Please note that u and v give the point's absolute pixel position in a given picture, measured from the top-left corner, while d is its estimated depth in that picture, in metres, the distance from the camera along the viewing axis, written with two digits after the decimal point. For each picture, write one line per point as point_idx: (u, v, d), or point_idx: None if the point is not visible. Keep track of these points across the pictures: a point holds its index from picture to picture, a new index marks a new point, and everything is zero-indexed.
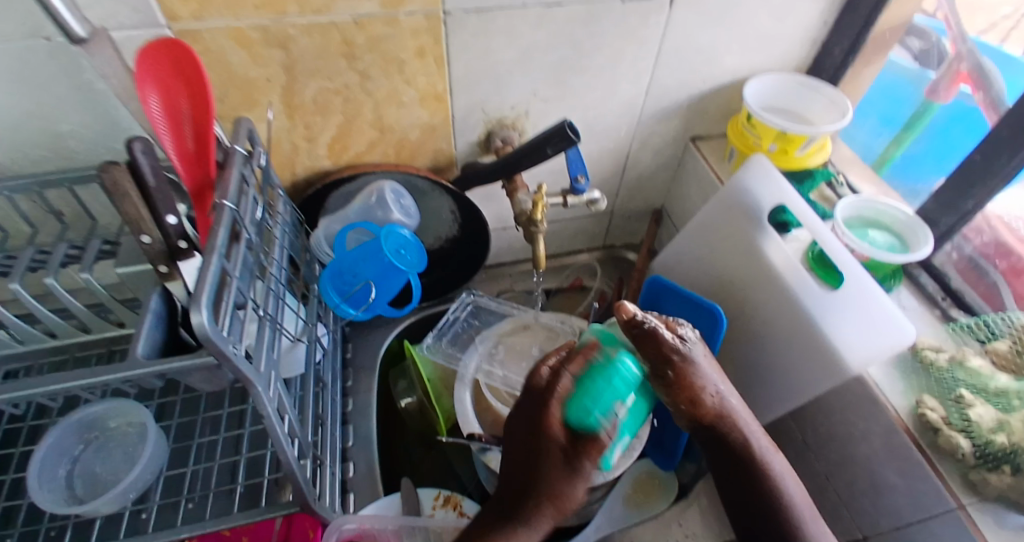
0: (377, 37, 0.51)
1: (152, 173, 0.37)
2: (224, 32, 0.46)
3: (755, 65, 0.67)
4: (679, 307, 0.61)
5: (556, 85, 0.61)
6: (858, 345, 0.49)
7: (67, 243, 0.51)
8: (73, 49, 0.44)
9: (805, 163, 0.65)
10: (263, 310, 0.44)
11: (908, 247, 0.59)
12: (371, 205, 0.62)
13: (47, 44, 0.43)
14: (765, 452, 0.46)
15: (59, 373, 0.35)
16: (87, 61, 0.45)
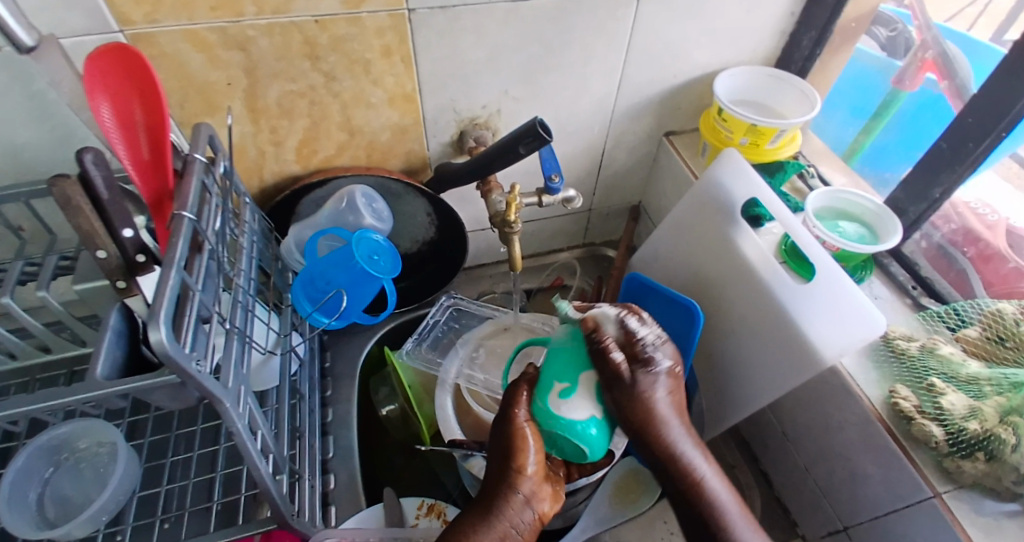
0: (340, 37, 0.49)
1: (106, 185, 0.35)
2: (180, 35, 0.45)
3: (725, 60, 0.67)
4: (659, 306, 0.61)
5: (527, 84, 0.61)
6: (831, 337, 0.50)
7: (22, 261, 0.49)
8: (23, 58, 0.42)
9: (776, 155, 0.66)
10: (230, 323, 0.43)
11: (878, 238, 0.59)
12: (342, 210, 0.59)
13: None
14: (703, 478, 0.44)
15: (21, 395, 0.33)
16: (36, 70, 0.44)
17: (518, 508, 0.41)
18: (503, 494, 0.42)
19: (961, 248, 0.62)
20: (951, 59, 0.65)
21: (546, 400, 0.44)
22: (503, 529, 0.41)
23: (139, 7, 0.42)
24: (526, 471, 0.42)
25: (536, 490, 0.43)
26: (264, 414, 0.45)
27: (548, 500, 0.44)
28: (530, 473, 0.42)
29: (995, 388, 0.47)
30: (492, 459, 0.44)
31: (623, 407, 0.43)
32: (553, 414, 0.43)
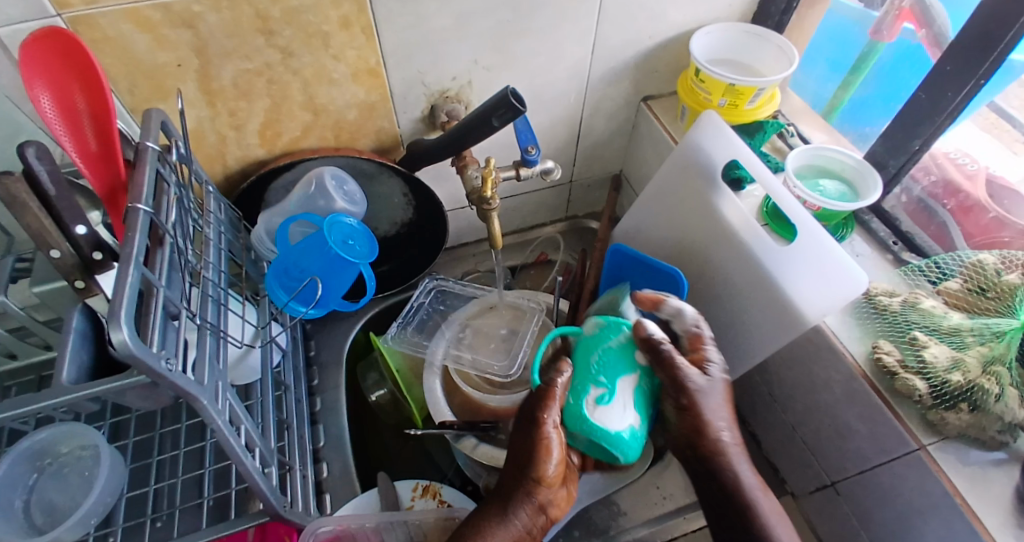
0: (293, 9, 0.47)
1: (52, 180, 0.33)
2: (121, 15, 0.42)
3: (700, 17, 0.65)
4: (642, 275, 0.61)
5: (497, 52, 0.59)
6: (815, 298, 0.50)
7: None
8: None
9: (755, 116, 0.64)
10: (201, 317, 0.41)
11: (859, 195, 0.59)
12: (311, 195, 0.57)
13: None
14: (753, 495, 0.46)
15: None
16: None
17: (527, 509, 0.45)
18: (519, 494, 0.45)
19: (940, 201, 0.63)
20: (927, 8, 0.62)
21: (583, 399, 0.45)
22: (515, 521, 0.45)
23: None
24: (544, 481, 0.45)
25: (549, 492, 0.46)
26: (246, 408, 0.44)
27: (562, 501, 0.48)
28: (547, 484, 0.45)
29: (976, 338, 0.48)
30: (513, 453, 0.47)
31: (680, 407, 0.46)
32: (583, 419, 0.44)
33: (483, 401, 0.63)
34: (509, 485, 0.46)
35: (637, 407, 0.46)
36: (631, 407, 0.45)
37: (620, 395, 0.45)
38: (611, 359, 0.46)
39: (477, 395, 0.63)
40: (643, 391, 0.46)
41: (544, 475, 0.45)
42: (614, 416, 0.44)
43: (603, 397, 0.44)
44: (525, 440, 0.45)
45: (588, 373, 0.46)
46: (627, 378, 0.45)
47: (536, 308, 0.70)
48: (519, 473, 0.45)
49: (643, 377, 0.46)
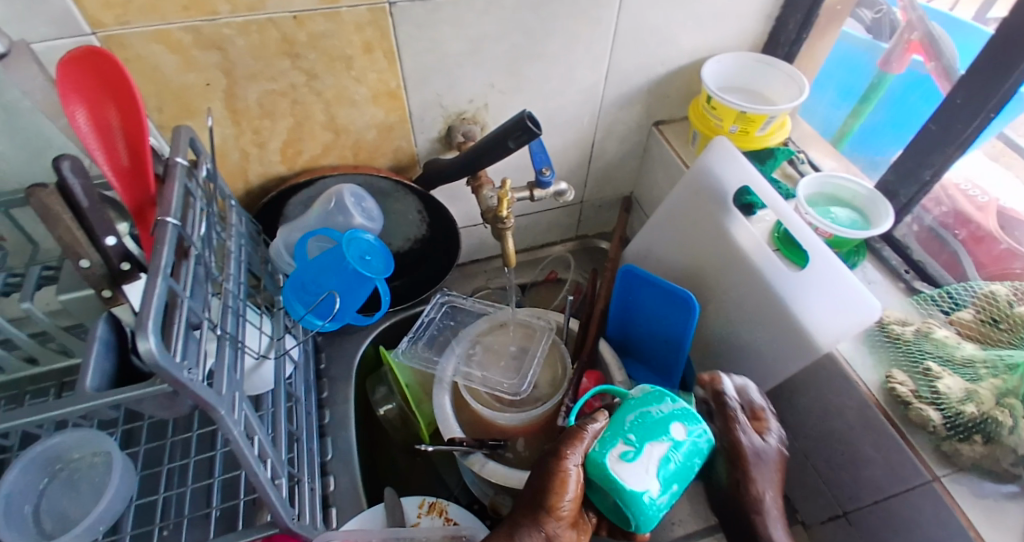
0: (318, 34, 0.48)
1: (85, 193, 0.34)
2: (153, 36, 0.44)
3: (712, 45, 0.67)
4: (651, 296, 0.62)
5: (512, 76, 0.60)
6: (829, 324, 0.50)
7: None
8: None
9: (766, 143, 0.65)
10: (221, 328, 0.42)
11: (871, 223, 0.59)
12: (330, 211, 0.58)
13: None
14: None
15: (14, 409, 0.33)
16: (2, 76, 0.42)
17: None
18: (526, 527, 0.42)
19: (951, 230, 0.63)
20: (936, 40, 0.63)
21: (607, 449, 0.42)
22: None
23: (108, 9, 0.41)
24: (558, 511, 0.41)
25: (560, 530, 0.42)
26: (260, 419, 0.45)
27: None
28: (560, 515, 0.41)
29: (990, 371, 0.47)
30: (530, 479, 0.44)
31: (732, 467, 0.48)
32: (601, 468, 0.41)
33: (493, 419, 0.63)
34: (518, 520, 0.42)
35: (665, 478, 0.41)
36: (656, 470, 0.40)
37: (647, 459, 0.41)
38: (648, 421, 0.43)
39: (486, 414, 0.64)
40: (676, 463, 0.42)
41: (557, 510, 0.41)
42: (634, 474, 0.40)
43: (626, 454, 0.41)
44: (542, 472, 0.43)
45: (621, 428, 0.43)
46: (661, 445, 0.41)
47: (547, 327, 0.70)
48: (530, 507, 0.42)
49: (677, 451, 0.42)
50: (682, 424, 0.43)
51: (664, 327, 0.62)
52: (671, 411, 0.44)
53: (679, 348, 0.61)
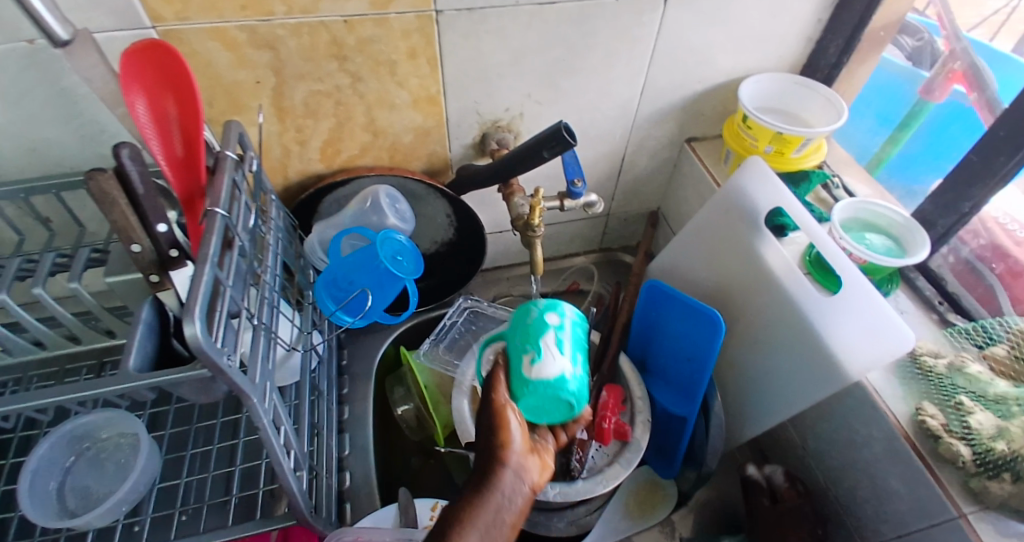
0: (366, 38, 0.50)
1: (140, 180, 0.35)
2: (210, 33, 0.45)
3: (749, 66, 0.67)
4: (678, 312, 0.61)
5: (549, 87, 0.61)
6: (859, 351, 0.49)
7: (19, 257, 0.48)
8: (53, 52, 0.44)
9: (800, 165, 0.65)
10: (257, 319, 0.43)
11: (906, 251, 0.59)
12: (366, 210, 0.60)
13: (26, 47, 0.42)
14: None
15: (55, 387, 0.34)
16: (65, 63, 0.44)
17: (509, 478, 0.36)
18: (491, 469, 0.36)
19: (988, 263, 0.61)
20: (980, 71, 0.64)
21: (519, 371, 0.41)
22: (498, 501, 0.35)
23: (170, 5, 0.43)
24: (511, 444, 0.38)
25: (524, 462, 0.38)
26: (287, 409, 0.45)
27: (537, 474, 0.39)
28: (516, 446, 0.38)
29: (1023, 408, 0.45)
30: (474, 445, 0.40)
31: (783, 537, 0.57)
32: (525, 386, 0.41)
33: None
34: (475, 470, 0.37)
35: (572, 352, 0.42)
36: (562, 350, 0.42)
37: (549, 348, 0.41)
38: (526, 325, 0.42)
39: None
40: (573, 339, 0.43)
41: (510, 441, 0.38)
42: (549, 366, 0.40)
43: (533, 354, 0.41)
44: (484, 416, 0.40)
45: (517, 345, 0.42)
46: (550, 335, 0.42)
47: None
48: (482, 454, 0.38)
49: (570, 328, 0.43)
50: (553, 310, 0.42)
51: (687, 345, 0.62)
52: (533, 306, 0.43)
53: (702, 366, 0.61)
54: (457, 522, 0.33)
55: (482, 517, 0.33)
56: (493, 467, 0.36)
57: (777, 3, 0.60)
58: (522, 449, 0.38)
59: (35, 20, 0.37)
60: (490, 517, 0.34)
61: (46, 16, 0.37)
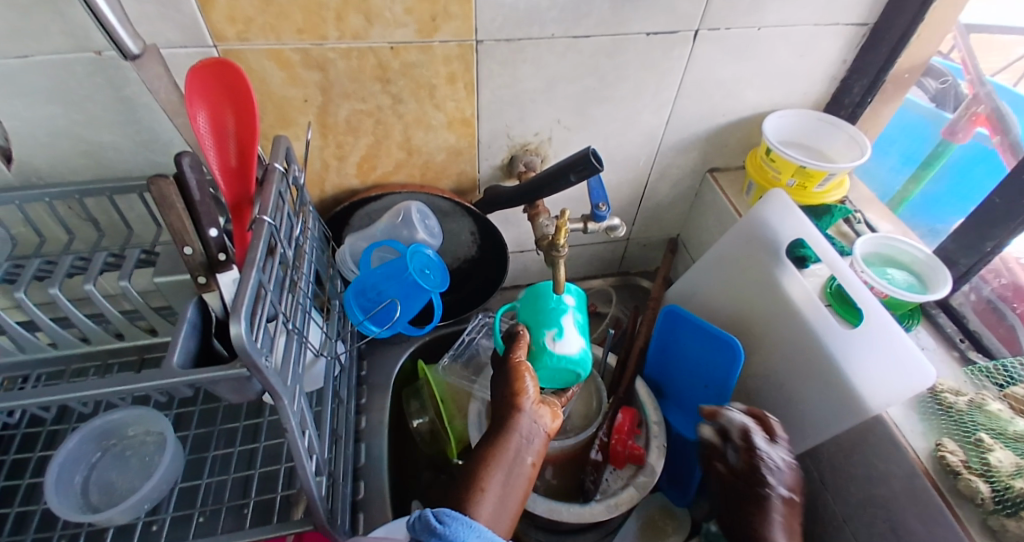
0: (409, 63, 0.53)
1: (198, 188, 0.37)
2: (267, 53, 0.49)
3: (774, 100, 0.69)
4: (696, 339, 0.62)
5: (579, 114, 0.63)
6: (879, 384, 0.50)
7: (72, 255, 0.51)
8: (119, 62, 0.47)
9: (823, 199, 0.66)
10: (291, 322, 0.45)
11: (928, 288, 0.59)
12: (397, 225, 0.63)
13: (96, 58, 0.46)
14: None
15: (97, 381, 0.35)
16: (130, 73, 0.48)
17: (526, 421, 0.47)
18: (511, 416, 0.47)
19: (1010, 304, 0.60)
20: (1003, 115, 0.66)
21: (542, 344, 0.53)
22: (517, 442, 0.46)
23: (233, 26, 0.46)
24: (526, 396, 0.48)
25: (536, 410, 0.49)
26: (313, 414, 0.47)
27: (549, 418, 0.50)
28: (529, 396, 0.49)
29: None
30: (495, 399, 0.50)
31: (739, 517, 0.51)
32: (550, 357, 0.52)
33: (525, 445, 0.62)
34: (499, 418, 0.48)
35: (583, 329, 0.55)
36: (577, 329, 0.54)
37: (568, 328, 0.54)
38: (547, 307, 0.54)
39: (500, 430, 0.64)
40: (582, 321, 0.56)
41: (526, 395, 0.49)
42: (568, 340, 0.53)
43: (554, 330, 0.53)
44: (505, 374, 0.50)
45: (538, 322, 0.54)
46: (569, 316, 0.54)
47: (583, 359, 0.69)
48: (504, 405, 0.49)
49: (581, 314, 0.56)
50: (569, 295, 0.55)
51: (705, 372, 0.62)
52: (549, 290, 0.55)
53: (719, 392, 0.61)
54: (486, 461, 0.45)
55: (505, 452, 0.45)
56: (512, 416, 0.47)
57: (803, 42, 0.62)
58: (535, 401, 0.49)
59: (108, 33, 0.39)
60: (512, 455, 0.46)
61: (119, 31, 0.39)
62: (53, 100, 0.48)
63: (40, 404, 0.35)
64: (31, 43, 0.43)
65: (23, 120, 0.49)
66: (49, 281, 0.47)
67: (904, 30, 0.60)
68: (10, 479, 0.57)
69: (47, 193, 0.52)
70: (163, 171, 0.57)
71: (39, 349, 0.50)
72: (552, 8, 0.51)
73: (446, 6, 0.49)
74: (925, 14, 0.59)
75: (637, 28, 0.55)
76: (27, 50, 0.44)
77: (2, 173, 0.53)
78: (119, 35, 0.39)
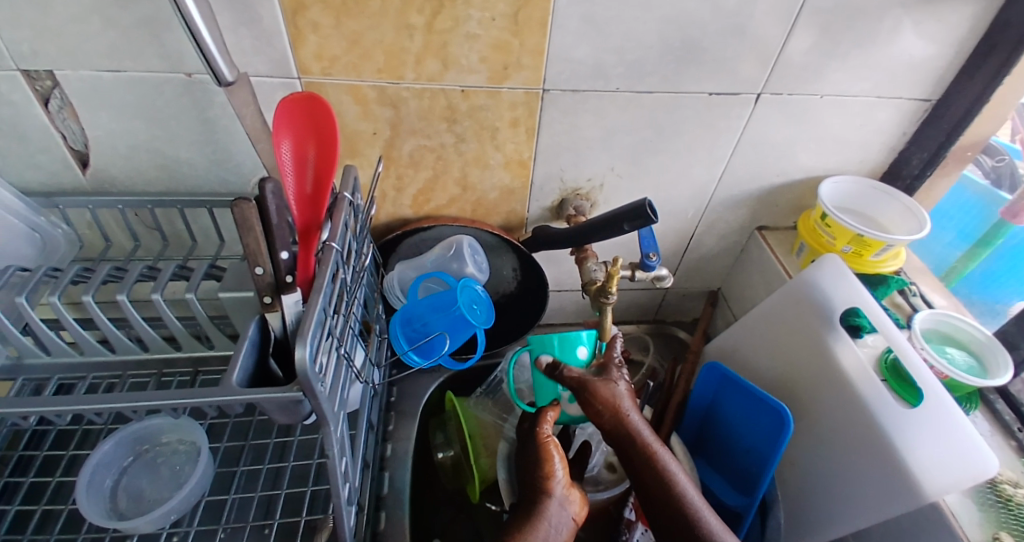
0: (477, 106, 0.55)
1: (277, 213, 0.37)
2: (346, 88, 0.51)
3: (829, 165, 0.69)
4: (743, 400, 0.61)
5: (633, 164, 0.64)
6: (933, 466, 0.48)
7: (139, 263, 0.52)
8: (207, 86, 0.50)
9: (879, 268, 0.65)
10: (342, 348, 0.45)
11: (988, 372, 0.57)
12: (448, 257, 0.64)
13: (186, 79, 0.49)
14: (688, 497, 0.50)
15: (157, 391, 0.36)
16: (215, 97, 0.51)
17: (555, 509, 0.48)
18: (540, 500, 0.49)
19: None
20: None
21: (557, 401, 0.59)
22: (545, 530, 0.47)
23: (319, 62, 0.48)
24: (554, 479, 0.50)
25: (567, 495, 0.50)
26: (351, 441, 0.47)
27: (578, 503, 0.51)
28: (558, 479, 0.50)
29: None
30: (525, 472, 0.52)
31: (599, 403, 0.51)
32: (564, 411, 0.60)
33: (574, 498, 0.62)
34: (528, 502, 0.50)
35: None
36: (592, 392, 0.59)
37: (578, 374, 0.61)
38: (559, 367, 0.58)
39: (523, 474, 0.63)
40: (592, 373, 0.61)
41: (555, 478, 0.50)
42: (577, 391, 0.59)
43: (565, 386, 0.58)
44: (533, 451, 0.52)
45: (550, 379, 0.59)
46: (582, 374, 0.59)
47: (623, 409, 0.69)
48: (534, 488, 0.50)
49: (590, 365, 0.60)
50: (585, 349, 0.59)
51: (747, 435, 0.61)
52: (565, 344, 0.58)
53: (761, 460, 0.59)
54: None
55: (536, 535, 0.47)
56: (541, 502, 0.49)
57: (861, 112, 0.62)
58: (564, 485, 0.50)
59: (207, 61, 0.41)
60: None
61: (218, 59, 0.41)
62: (140, 115, 0.51)
63: (99, 409, 0.35)
64: (127, 61, 0.46)
65: (108, 130, 0.52)
66: (118, 286, 0.48)
67: (967, 109, 0.61)
68: (40, 477, 0.58)
69: (122, 201, 0.54)
70: (232, 188, 0.59)
71: (99, 353, 0.52)
72: (619, 64, 0.53)
73: (518, 58, 0.51)
74: (989, 96, 0.59)
75: (698, 89, 0.57)
76: (126, 67, 0.47)
77: (79, 177, 0.56)
78: (218, 63, 0.42)
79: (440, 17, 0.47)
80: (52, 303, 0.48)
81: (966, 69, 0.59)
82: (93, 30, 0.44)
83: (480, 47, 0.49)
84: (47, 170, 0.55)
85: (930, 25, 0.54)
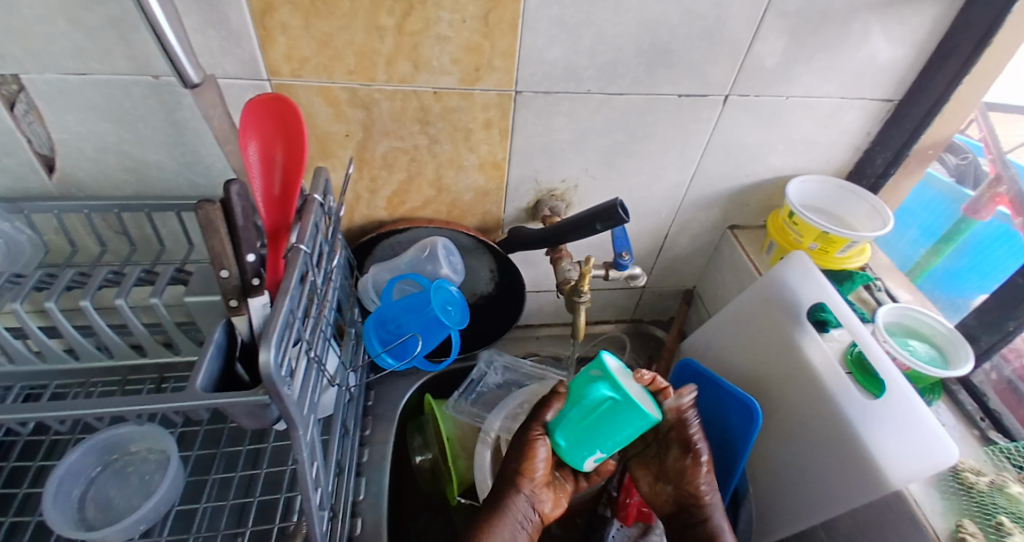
0: (450, 108, 0.55)
1: (242, 214, 0.36)
2: (318, 90, 0.51)
3: (798, 166, 0.71)
4: (714, 394, 0.62)
5: (607, 166, 0.65)
6: (897, 456, 0.49)
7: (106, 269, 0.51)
8: (174, 88, 0.49)
9: (844, 265, 0.67)
10: (312, 351, 0.45)
11: (949, 363, 0.59)
12: (423, 259, 0.64)
13: (152, 82, 0.48)
14: None
15: (117, 396, 0.35)
16: (183, 99, 0.50)
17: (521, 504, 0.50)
18: (511, 500, 0.50)
19: None
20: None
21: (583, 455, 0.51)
22: (510, 522, 0.50)
23: (289, 63, 0.48)
24: (527, 482, 0.51)
25: (538, 494, 0.52)
26: (323, 443, 0.46)
27: (548, 501, 0.53)
28: (534, 478, 0.51)
29: None
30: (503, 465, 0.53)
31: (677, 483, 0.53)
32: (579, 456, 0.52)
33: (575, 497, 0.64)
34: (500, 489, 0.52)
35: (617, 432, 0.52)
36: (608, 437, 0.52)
37: None
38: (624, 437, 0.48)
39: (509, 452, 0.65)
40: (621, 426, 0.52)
41: (530, 476, 0.51)
42: None
43: None
44: (517, 447, 0.52)
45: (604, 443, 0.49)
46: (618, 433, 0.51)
47: None
48: (507, 479, 0.52)
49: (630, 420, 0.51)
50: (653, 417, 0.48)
51: (720, 431, 0.62)
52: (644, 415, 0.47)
53: (733, 455, 0.60)
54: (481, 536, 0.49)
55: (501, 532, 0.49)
56: (511, 495, 0.51)
57: (828, 115, 0.64)
58: (541, 480, 0.52)
59: (172, 63, 0.40)
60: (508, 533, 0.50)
61: (183, 61, 0.41)
62: (106, 117, 0.50)
63: (60, 416, 0.34)
64: (90, 63, 0.46)
65: (73, 134, 0.51)
66: (81, 292, 0.47)
67: (927, 110, 0.63)
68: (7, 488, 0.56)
69: (88, 205, 0.53)
70: (203, 192, 0.59)
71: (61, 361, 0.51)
72: (590, 67, 0.54)
73: (490, 59, 0.51)
74: (948, 96, 0.61)
75: (669, 91, 0.58)
76: (90, 68, 0.46)
77: (45, 182, 0.55)
78: (182, 64, 0.41)
79: (411, 18, 0.47)
80: (14, 310, 0.46)
81: (926, 71, 0.61)
82: (55, 31, 0.43)
83: (452, 49, 0.50)
84: (10, 174, 0.53)
85: (891, 30, 0.56)
